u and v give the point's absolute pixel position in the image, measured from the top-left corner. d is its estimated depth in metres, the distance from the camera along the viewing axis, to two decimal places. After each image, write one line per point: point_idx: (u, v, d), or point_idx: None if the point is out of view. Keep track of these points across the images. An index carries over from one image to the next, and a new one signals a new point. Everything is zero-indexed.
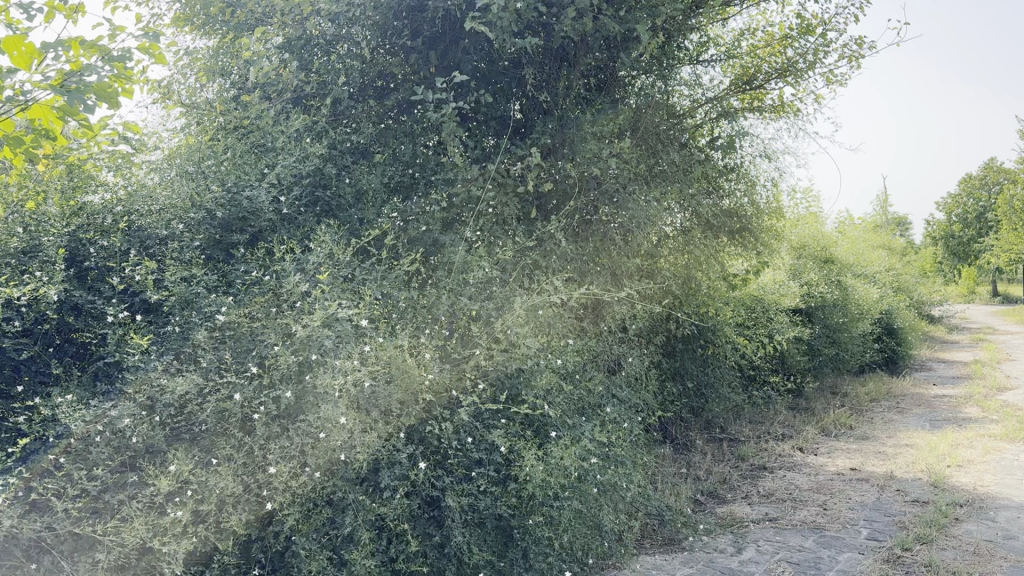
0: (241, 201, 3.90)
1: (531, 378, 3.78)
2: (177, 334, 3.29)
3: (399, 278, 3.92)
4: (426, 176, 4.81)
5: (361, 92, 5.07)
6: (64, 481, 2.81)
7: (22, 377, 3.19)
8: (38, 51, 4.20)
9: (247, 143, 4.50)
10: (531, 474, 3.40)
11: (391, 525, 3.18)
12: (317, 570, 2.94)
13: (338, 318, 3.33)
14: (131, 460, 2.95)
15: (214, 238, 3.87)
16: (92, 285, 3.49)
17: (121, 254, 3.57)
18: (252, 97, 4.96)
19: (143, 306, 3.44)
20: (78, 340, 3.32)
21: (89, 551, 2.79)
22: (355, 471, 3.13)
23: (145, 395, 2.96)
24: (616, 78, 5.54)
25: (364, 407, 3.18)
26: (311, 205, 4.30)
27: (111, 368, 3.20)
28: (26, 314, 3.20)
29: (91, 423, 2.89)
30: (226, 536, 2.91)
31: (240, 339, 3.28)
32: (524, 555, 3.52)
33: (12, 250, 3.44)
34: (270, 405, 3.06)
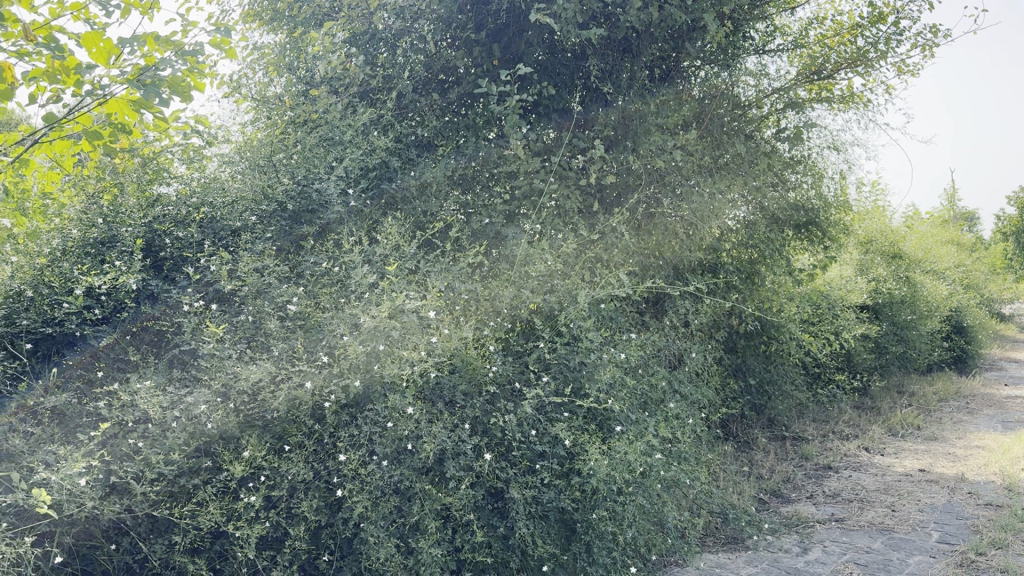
0: (311, 194, 4.01)
1: (594, 371, 3.71)
2: (250, 323, 3.37)
3: (462, 270, 3.93)
4: (489, 169, 4.80)
5: (425, 86, 5.08)
6: (143, 465, 2.85)
7: (100, 364, 3.21)
8: (116, 47, 4.27)
9: (313, 136, 4.51)
10: (596, 468, 3.36)
11: (456, 515, 3.18)
12: (384, 558, 2.95)
13: (405, 309, 3.37)
14: (205, 446, 2.99)
15: (284, 230, 3.94)
16: (168, 274, 3.57)
17: (197, 245, 3.64)
18: (320, 91, 5.03)
19: (216, 295, 3.48)
20: (154, 327, 3.33)
21: (166, 533, 2.90)
22: (421, 461, 3.15)
23: (221, 382, 3.04)
24: (680, 68, 5.49)
25: (429, 398, 3.30)
26: (377, 198, 4.34)
27: (187, 355, 3.24)
28: (106, 303, 3.29)
29: (168, 408, 2.94)
30: (297, 522, 3.00)
31: (309, 329, 3.36)
32: (588, 550, 3.46)
33: (91, 240, 3.52)
34: (339, 394, 3.11)
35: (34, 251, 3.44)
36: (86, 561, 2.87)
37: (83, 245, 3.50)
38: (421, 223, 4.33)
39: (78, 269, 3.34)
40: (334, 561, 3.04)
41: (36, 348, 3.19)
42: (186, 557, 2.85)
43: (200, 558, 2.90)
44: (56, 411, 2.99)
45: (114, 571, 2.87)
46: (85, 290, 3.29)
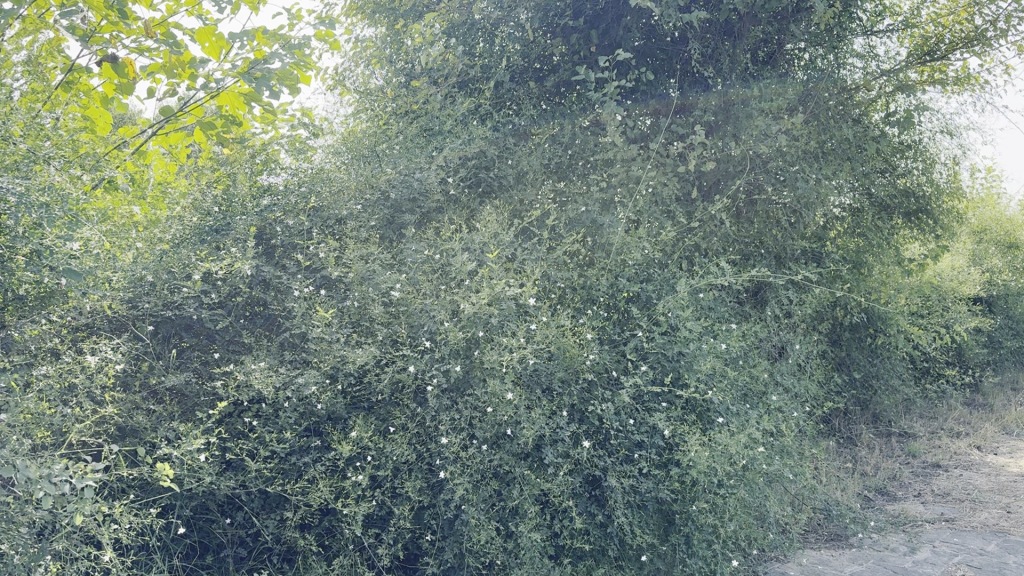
0: (412, 183, 4.11)
1: (693, 362, 3.63)
2: (355, 310, 3.43)
3: (558, 259, 3.91)
4: (586, 156, 4.72)
5: (522, 74, 5.08)
6: (257, 443, 3.01)
7: (215, 346, 3.28)
8: (227, 42, 4.42)
9: (415, 127, 4.88)
10: (696, 459, 3.30)
11: (555, 501, 3.18)
12: (485, 540, 2.99)
13: (505, 296, 3.41)
14: (314, 426, 3.15)
15: (386, 218, 4.03)
16: (279, 260, 3.64)
17: (306, 232, 3.73)
18: (421, 82, 5.13)
19: (323, 281, 3.57)
20: (265, 312, 3.45)
21: (277, 508, 3.03)
22: (520, 446, 3.17)
23: (329, 364, 3.14)
24: (783, 50, 5.40)
25: (528, 384, 3.31)
26: (474, 186, 4.40)
27: (297, 339, 3.35)
28: (222, 287, 3.34)
29: (281, 388, 3.06)
30: (401, 502, 3.08)
31: (411, 314, 3.39)
32: (687, 542, 3.39)
33: (206, 228, 3.61)
34: (441, 378, 3.19)
35: (154, 237, 3.47)
36: (203, 534, 3.01)
37: (198, 232, 3.60)
38: (519, 212, 4.33)
39: (196, 256, 3.35)
40: (435, 541, 3.08)
41: (156, 330, 3.19)
42: (297, 532, 2.98)
43: (309, 534, 3.01)
44: (176, 390, 3.08)
45: (229, 544, 3.00)
46: (203, 274, 3.33)
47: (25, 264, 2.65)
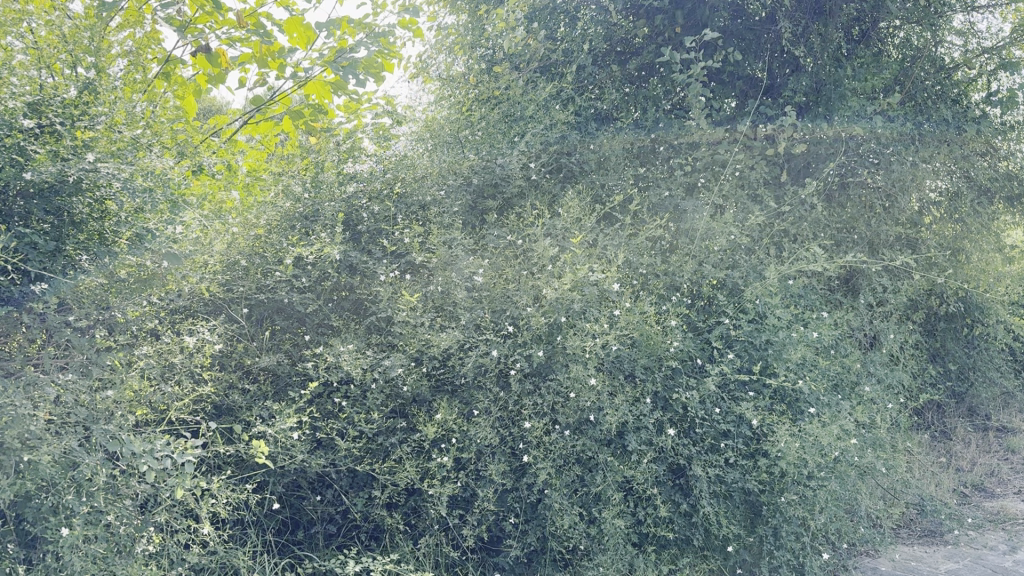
0: (494, 168, 4.11)
1: (782, 351, 3.56)
2: (438, 295, 3.43)
3: (642, 245, 3.84)
4: (669, 140, 4.59)
5: (604, 57, 4.98)
6: (345, 423, 3.07)
7: (305, 329, 3.34)
8: (314, 32, 4.49)
9: (496, 112, 4.82)
10: (785, 450, 3.23)
11: (639, 489, 3.14)
12: (568, 524, 2.99)
13: (588, 281, 3.37)
14: (400, 408, 3.20)
15: (469, 204, 4.03)
16: (365, 246, 3.65)
17: (392, 217, 3.77)
18: (502, 67, 5.05)
19: (407, 265, 3.58)
20: (351, 296, 3.46)
21: (365, 487, 3.10)
22: (604, 432, 3.15)
23: (414, 348, 3.19)
24: (878, 28, 5.16)
25: (611, 370, 3.27)
26: (556, 172, 4.31)
27: (382, 322, 3.39)
28: (312, 272, 3.40)
29: (368, 370, 3.12)
30: (485, 484, 3.11)
31: (494, 299, 3.42)
32: (775, 534, 3.31)
33: (297, 215, 3.61)
34: (524, 362, 3.20)
35: (250, 221, 3.50)
36: (294, 510, 3.10)
37: (289, 219, 3.58)
38: (599, 196, 4.24)
39: (287, 240, 3.44)
40: (519, 524, 3.10)
41: (250, 314, 3.28)
42: (384, 511, 3.05)
43: (396, 513, 3.07)
44: (268, 370, 3.16)
45: (318, 521, 3.09)
46: (294, 259, 3.42)
47: (128, 249, 2.68)
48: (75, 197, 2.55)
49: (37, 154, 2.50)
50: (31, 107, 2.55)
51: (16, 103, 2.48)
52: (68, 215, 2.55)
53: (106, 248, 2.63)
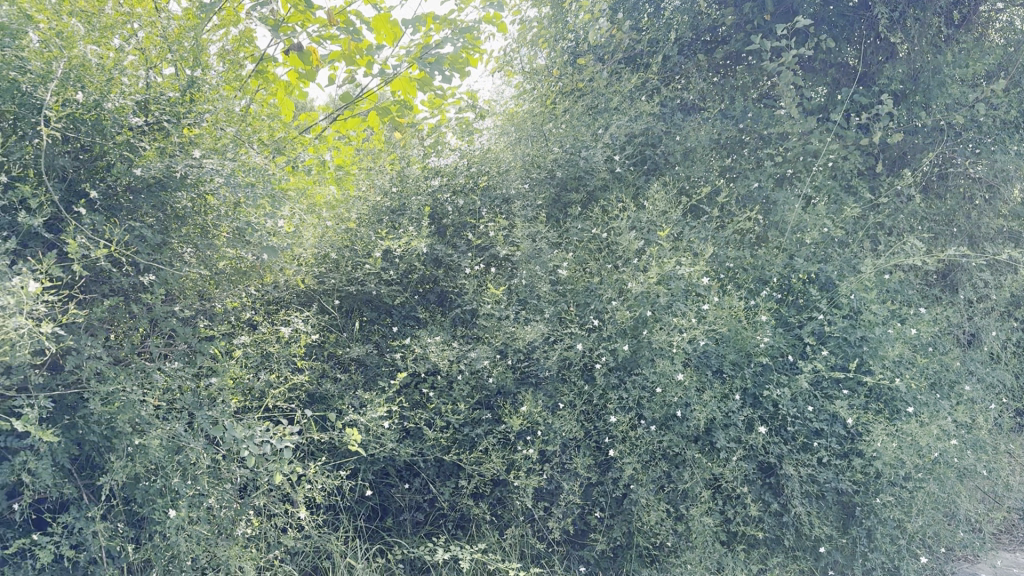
0: (578, 161, 3.99)
1: (878, 348, 3.47)
2: (522, 288, 3.41)
3: (731, 238, 3.80)
4: (758, 130, 4.46)
5: (690, 46, 4.76)
6: (432, 413, 3.12)
7: (393, 320, 3.45)
8: (401, 29, 4.50)
9: (580, 104, 4.42)
10: (882, 450, 3.13)
11: (728, 487, 3.10)
12: (655, 521, 2.97)
13: (675, 275, 3.32)
14: (485, 399, 3.23)
15: (552, 197, 3.99)
16: (450, 240, 3.67)
17: (477, 211, 3.73)
18: (587, 60, 4.74)
19: (491, 258, 3.58)
20: (437, 289, 3.54)
21: (452, 476, 3.16)
22: (691, 429, 3.11)
23: (500, 340, 3.19)
24: (978, 12, 4.90)
25: (698, 365, 3.23)
26: (640, 164, 4.21)
27: (468, 315, 3.45)
28: (399, 265, 3.43)
29: (455, 361, 3.15)
30: (570, 477, 3.12)
31: (578, 293, 3.44)
32: (869, 535, 3.23)
33: (385, 209, 3.60)
34: (609, 356, 3.18)
35: (342, 215, 3.50)
36: (384, 497, 3.18)
37: (377, 213, 3.58)
38: (687, 188, 4.18)
39: (376, 233, 3.47)
40: (604, 518, 3.11)
41: (341, 304, 3.41)
42: (471, 501, 3.10)
43: (482, 503, 3.11)
44: (358, 359, 3.28)
45: (407, 508, 3.17)
46: (382, 252, 3.45)
47: (228, 241, 2.84)
48: (179, 192, 2.64)
49: (145, 150, 2.58)
50: (139, 105, 2.61)
51: (125, 102, 2.52)
52: (171, 208, 2.66)
53: (208, 241, 2.77)
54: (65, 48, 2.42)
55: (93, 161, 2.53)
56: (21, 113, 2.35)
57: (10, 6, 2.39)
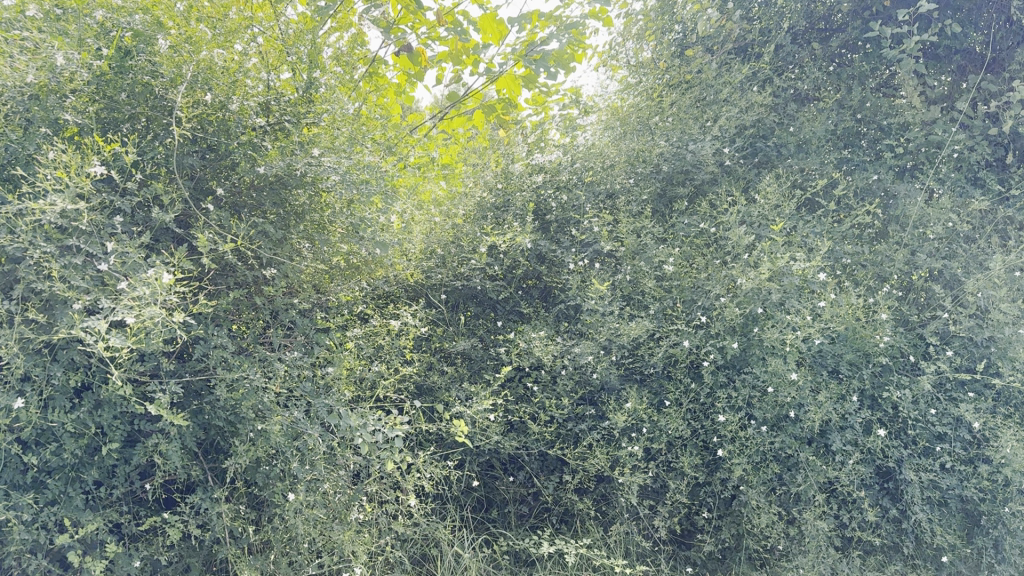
0: (684, 155, 3.80)
1: (1009, 349, 3.30)
2: (627, 283, 3.39)
3: (849, 232, 3.69)
4: (877, 120, 4.26)
5: (805, 34, 4.36)
6: (536, 407, 3.15)
7: (498, 315, 3.50)
8: (508, 26, 4.45)
9: (687, 96, 4.18)
10: (1012, 457, 3.00)
11: (844, 491, 3.00)
12: (766, 524, 2.90)
13: (787, 271, 3.18)
14: (590, 395, 3.22)
15: (658, 192, 3.83)
16: (554, 235, 3.67)
17: (581, 206, 3.71)
18: (695, 51, 4.36)
19: (596, 254, 3.53)
20: (540, 284, 3.55)
21: (556, 470, 3.18)
22: (805, 431, 3.02)
23: (604, 336, 3.16)
24: None
25: (813, 365, 3.11)
26: (750, 157, 4.06)
27: (572, 310, 3.45)
28: (504, 260, 3.47)
29: (559, 356, 3.16)
30: (677, 476, 3.08)
31: (684, 289, 3.32)
32: (997, 546, 3.08)
33: (489, 206, 3.66)
34: (717, 355, 3.11)
35: (450, 211, 3.58)
36: (489, 489, 3.22)
37: (481, 210, 3.63)
38: (801, 182, 4.00)
39: (481, 230, 3.51)
40: (712, 519, 3.06)
41: (448, 299, 3.48)
42: (575, 496, 3.11)
43: (586, 498, 3.12)
44: (464, 353, 3.34)
45: (511, 501, 3.21)
46: (488, 248, 3.49)
47: (342, 236, 2.94)
48: (298, 189, 2.75)
49: (267, 150, 2.68)
50: (261, 106, 2.71)
51: (249, 103, 2.64)
52: (290, 205, 2.78)
53: (324, 237, 2.89)
54: (195, 52, 2.54)
55: (218, 160, 2.64)
56: (153, 115, 2.50)
57: (144, 15, 2.52)
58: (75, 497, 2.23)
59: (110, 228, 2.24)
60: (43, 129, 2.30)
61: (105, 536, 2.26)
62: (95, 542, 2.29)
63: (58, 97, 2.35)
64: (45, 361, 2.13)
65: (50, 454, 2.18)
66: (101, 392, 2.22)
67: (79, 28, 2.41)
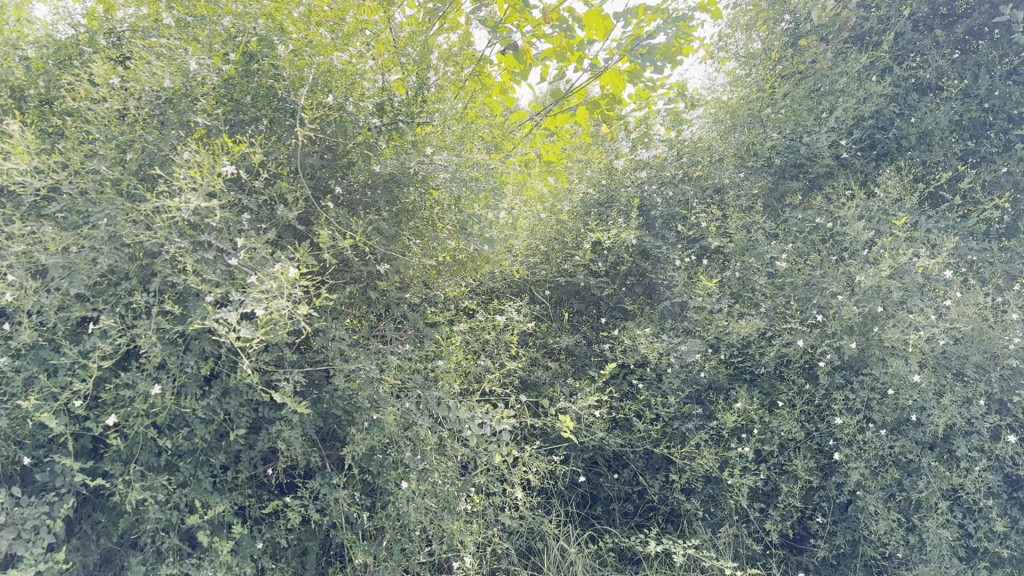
0: (800, 147, 3.72)
1: None
2: (736, 280, 3.34)
3: (975, 227, 3.53)
4: (1006, 110, 3.85)
5: (927, 20, 4.04)
6: (642, 406, 3.12)
7: (601, 312, 3.49)
8: (613, 21, 4.39)
9: (801, 87, 3.96)
10: None
11: (970, 499, 2.89)
12: (884, 531, 2.82)
13: (909, 269, 3.08)
14: (697, 395, 3.17)
15: (770, 187, 3.74)
16: (660, 231, 3.63)
17: (688, 202, 3.67)
18: (810, 42, 4.09)
19: (703, 250, 3.53)
20: (645, 280, 3.54)
21: (662, 469, 3.15)
22: (927, 435, 2.92)
23: (712, 334, 3.12)
24: None
25: (938, 367, 2.99)
26: (868, 149, 3.88)
27: (678, 308, 3.41)
28: (608, 257, 3.47)
29: (665, 353, 3.11)
30: (790, 478, 3.00)
31: (798, 287, 3.22)
32: None
33: (591, 202, 3.63)
34: (834, 355, 3.00)
35: (556, 208, 3.60)
36: (594, 486, 3.22)
37: (585, 206, 3.61)
38: (922, 175, 3.81)
39: (585, 226, 3.52)
40: (827, 524, 2.99)
41: (552, 295, 3.50)
42: (683, 496, 3.07)
43: (695, 499, 3.07)
44: (568, 349, 3.35)
45: (616, 499, 3.20)
46: (592, 244, 3.51)
47: (450, 233, 3.01)
48: (410, 187, 2.82)
49: (382, 149, 2.78)
50: (377, 107, 2.80)
51: (366, 104, 2.74)
52: (401, 203, 2.84)
53: (435, 234, 2.96)
54: (316, 55, 2.64)
55: (336, 160, 2.76)
56: (277, 117, 2.60)
57: (267, 21, 2.59)
58: (203, 480, 2.35)
59: (238, 224, 2.34)
60: (176, 131, 2.43)
61: (231, 518, 2.37)
62: (222, 524, 2.40)
63: (190, 101, 2.47)
64: (178, 350, 2.25)
65: (182, 438, 2.29)
66: (228, 380, 2.33)
67: (209, 34, 2.54)
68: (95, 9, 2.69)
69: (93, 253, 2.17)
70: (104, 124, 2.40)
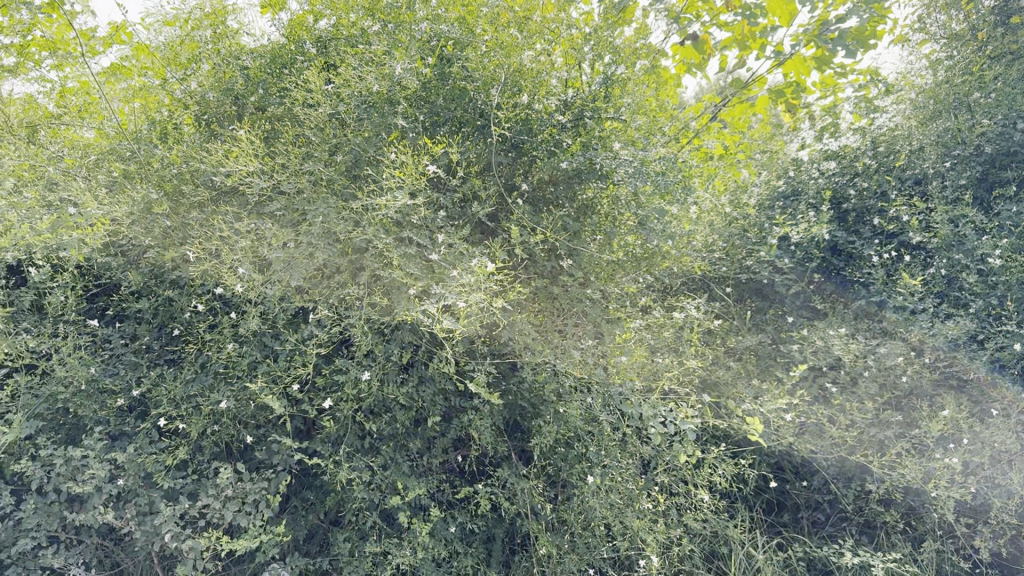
0: (1014, 134, 3.36)
1: None
2: (942, 280, 3.10)
3: None
4: None
5: None
6: (838, 410, 2.95)
7: (787, 309, 3.35)
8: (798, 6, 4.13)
9: (1016, 67, 3.51)
10: None
11: None
12: None
13: None
14: (895, 400, 3.04)
15: (978, 175, 3.41)
16: (855, 226, 3.50)
17: (886, 194, 3.48)
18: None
19: (902, 245, 3.28)
20: (837, 275, 3.37)
21: (860, 478, 2.99)
22: None
23: (916, 339, 3.02)
24: None
25: None
26: None
27: (874, 306, 3.25)
28: (795, 253, 3.33)
29: (862, 354, 2.97)
30: (1001, 491, 2.85)
31: (1014, 285, 2.95)
32: None
33: (777, 193, 3.63)
34: None
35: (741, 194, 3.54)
36: (781, 491, 3.12)
37: (770, 198, 3.63)
38: None
39: (771, 220, 3.41)
40: None
41: (733, 292, 3.43)
42: (881, 507, 2.95)
43: (894, 510, 2.96)
44: (751, 348, 3.26)
45: (804, 506, 3.10)
46: (777, 238, 3.40)
47: (631, 228, 2.95)
48: (591, 182, 2.85)
49: (567, 145, 2.78)
50: (563, 104, 2.78)
51: (553, 101, 2.75)
52: (583, 198, 2.90)
53: (615, 229, 2.94)
54: (505, 56, 2.66)
55: (519, 159, 2.81)
56: (468, 118, 2.69)
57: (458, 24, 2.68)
58: (402, 463, 2.48)
59: (434, 221, 2.46)
60: (380, 135, 2.59)
61: (428, 503, 2.49)
62: (419, 507, 2.52)
63: (392, 105, 2.60)
64: (383, 339, 2.38)
65: (384, 423, 2.44)
66: (425, 369, 2.46)
67: (407, 39, 2.65)
68: (300, 16, 2.84)
69: (311, 247, 2.31)
70: (317, 127, 2.60)
